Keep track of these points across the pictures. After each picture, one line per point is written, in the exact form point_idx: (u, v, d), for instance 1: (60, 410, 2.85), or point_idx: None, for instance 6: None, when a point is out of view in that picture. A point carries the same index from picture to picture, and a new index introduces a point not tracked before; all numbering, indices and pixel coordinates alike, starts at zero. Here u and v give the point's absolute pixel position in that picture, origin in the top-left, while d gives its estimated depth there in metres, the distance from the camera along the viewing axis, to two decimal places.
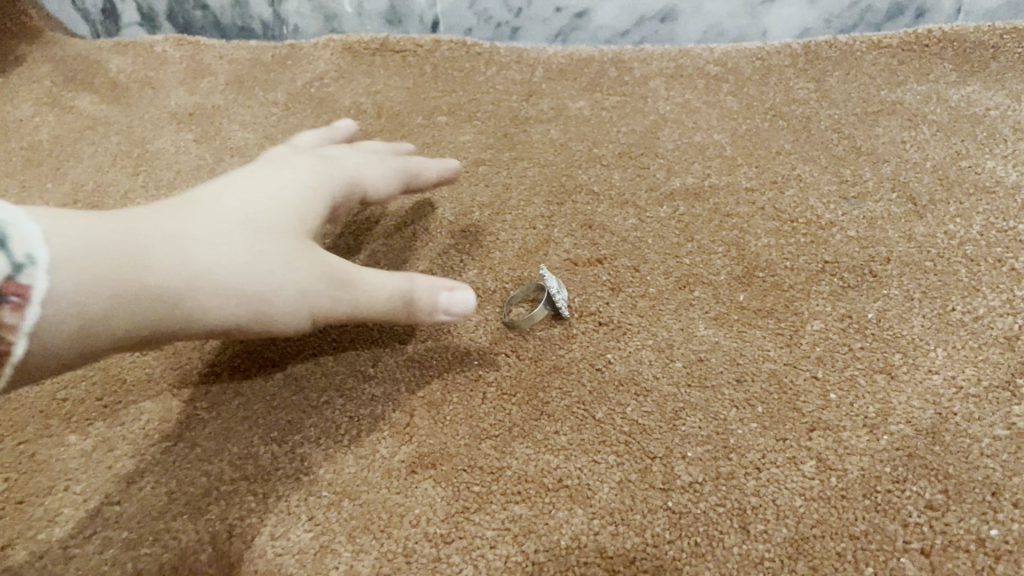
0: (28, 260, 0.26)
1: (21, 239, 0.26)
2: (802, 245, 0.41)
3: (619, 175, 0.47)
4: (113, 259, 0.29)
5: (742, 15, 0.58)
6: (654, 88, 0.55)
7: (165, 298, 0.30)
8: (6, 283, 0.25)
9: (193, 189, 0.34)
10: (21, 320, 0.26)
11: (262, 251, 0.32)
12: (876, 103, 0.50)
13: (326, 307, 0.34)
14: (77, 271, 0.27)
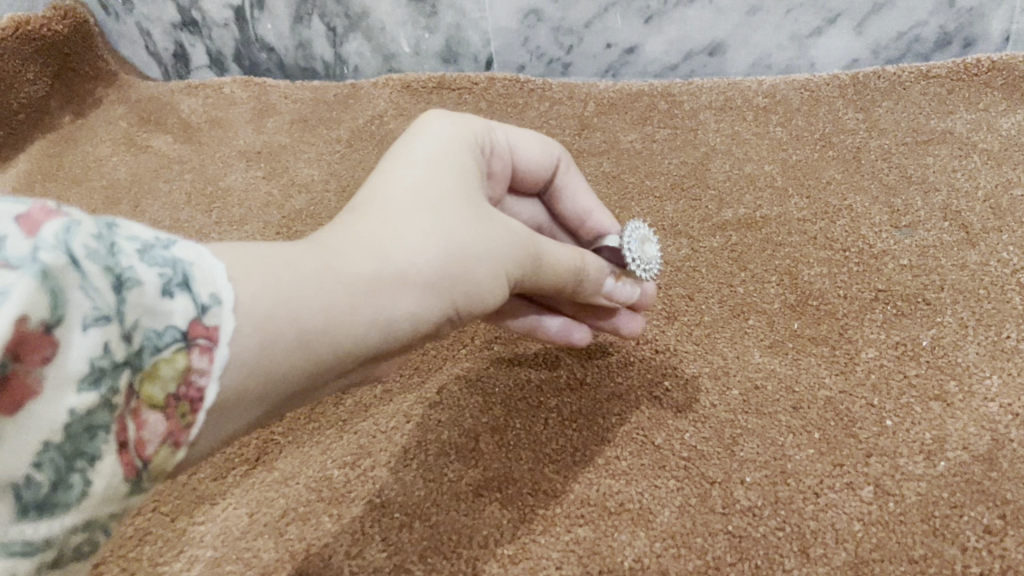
0: (220, 302, 0.23)
1: (208, 278, 0.23)
2: (854, 274, 0.42)
3: (671, 207, 0.49)
4: (317, 268, 0.25)
5: (790, 48, 0.59)
6: (704, 120, 0.56)
7: (386, 298, 0.27)
8: (191, 326, 0.22)
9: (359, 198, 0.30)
10: (214, 368, 0.22)
11: (471, 219, 0.30)
12: (926, 133, 0.51)
13: (530, 272, 0.32)
14: (302, 286, 0.25)
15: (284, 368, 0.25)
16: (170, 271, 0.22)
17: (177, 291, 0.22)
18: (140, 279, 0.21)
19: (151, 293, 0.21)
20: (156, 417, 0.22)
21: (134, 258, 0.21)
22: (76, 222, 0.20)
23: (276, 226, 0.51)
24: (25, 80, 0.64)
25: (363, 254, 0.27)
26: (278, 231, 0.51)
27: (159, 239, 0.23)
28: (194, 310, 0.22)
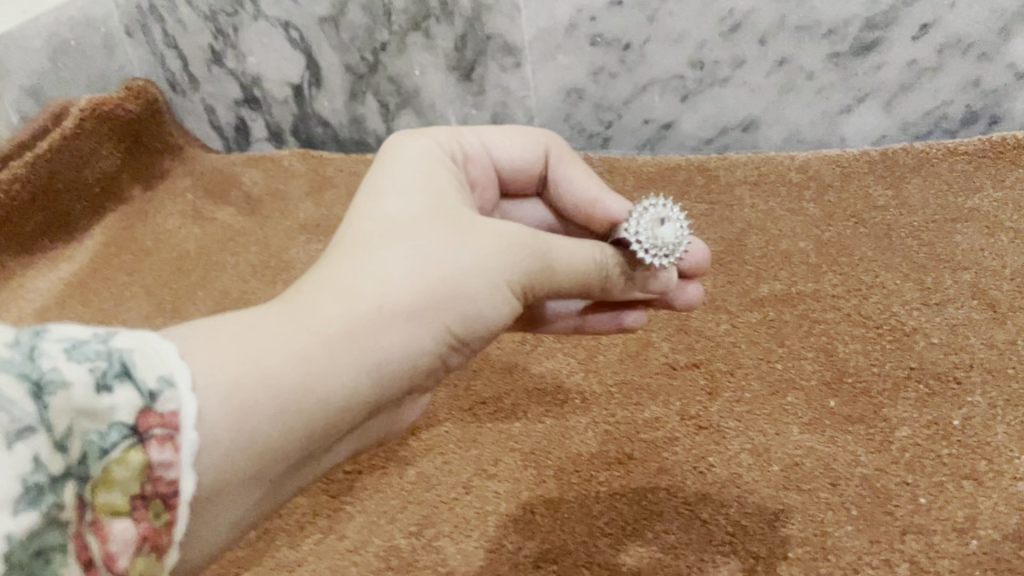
0: (167, 384, 0.25)
1: (152, 363, 0.26)
2: (888, 351, 0.44)
3: (711, 282, 0.52)
4: (292, 324, 0.28)
5: (822, 124, 0.62)
6: (739, 195, 0.59)
7: (378, 337, 0.29)
8: (137, 420, 0.25)
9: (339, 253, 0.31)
10: (178, 456, 0.25)
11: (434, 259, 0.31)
12: (954, 210, 0.54)
13: (532, 276, 0.34)
14: (280, 345, 0.28)
15: (295, 417, 0.28)
16: (106, 362, 0.25)
17: (113, 382, 0.25)
18: (66, 380, 0.24)
19: (85, 389, 0.24)
20: (126, 522, 0.25)
21: (61, 360, 0.24)
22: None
23: None
24: (100, 156, 0.67)
25: (338, 303, 0.29)
26: None
27: (99, 334, 0.26)
28: (139, 399, 0.25)
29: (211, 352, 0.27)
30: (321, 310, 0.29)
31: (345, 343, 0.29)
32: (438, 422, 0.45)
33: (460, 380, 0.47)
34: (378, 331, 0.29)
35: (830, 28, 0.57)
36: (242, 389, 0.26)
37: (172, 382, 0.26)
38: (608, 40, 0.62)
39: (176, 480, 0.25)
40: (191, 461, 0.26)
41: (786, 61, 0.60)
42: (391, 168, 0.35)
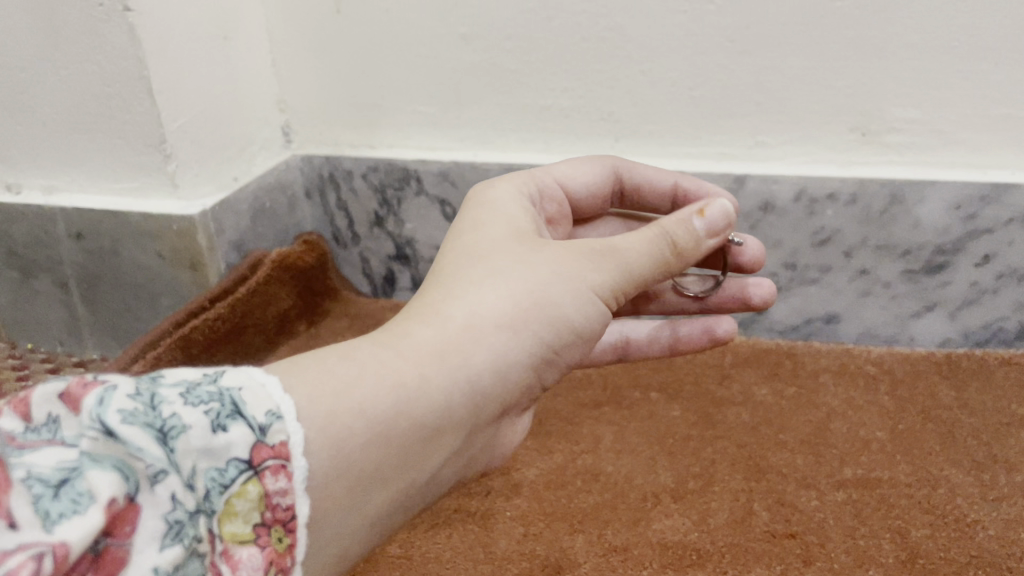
0: (271, 420, 0.37)
1: (253, 403, 0.37)
2: (953, 538, 0.54)
3: (801, 460, 0.62)
4: (382, 350, 0.42)
5: (895, 323, 0.73)
6: (822, 382, 0.70)
7: (459, 349, 0.44)
8: (257, 451, 0.36)
9: (421, 302, 0.47)
10: (291, 482, 0.37)
11: (487, 294, 0.46)
12: (1008, 415, 0.64)
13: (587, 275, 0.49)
14: (394, 354, 0.42)
15: (405, 404, 0.41)
16: (218, 406, 0.36)
17: (225, 422, 0.36)
18: (186, 426, 0.34)
19: (204, 430, 0.35)
20: (252, 550, 0.35)
21: (182, 408, 0.35)
22: (113, 389, 0.33)
23: None
24: (278, 298, 0.81)
25: (428, 327, 0.44)
26: None
27: (208, 379, 0.37)
28: (252, 434, 0.36)
29: (313, 371, 0.40)
30: (406, 341, 0.43)
31: (430, 355, 0.43)
32: (579, 564, 0.54)
33: (594, 528, 0.57)
34: (452, 349, 0.44)
35: (906, 250, 0.70)
36: (342, 402, 0.39)
37: (278, 415, 0.37)
38: None
39: (292, 504, 0.37)
40: (300, 482, 0.37)
41: (866, 271, 0.72)
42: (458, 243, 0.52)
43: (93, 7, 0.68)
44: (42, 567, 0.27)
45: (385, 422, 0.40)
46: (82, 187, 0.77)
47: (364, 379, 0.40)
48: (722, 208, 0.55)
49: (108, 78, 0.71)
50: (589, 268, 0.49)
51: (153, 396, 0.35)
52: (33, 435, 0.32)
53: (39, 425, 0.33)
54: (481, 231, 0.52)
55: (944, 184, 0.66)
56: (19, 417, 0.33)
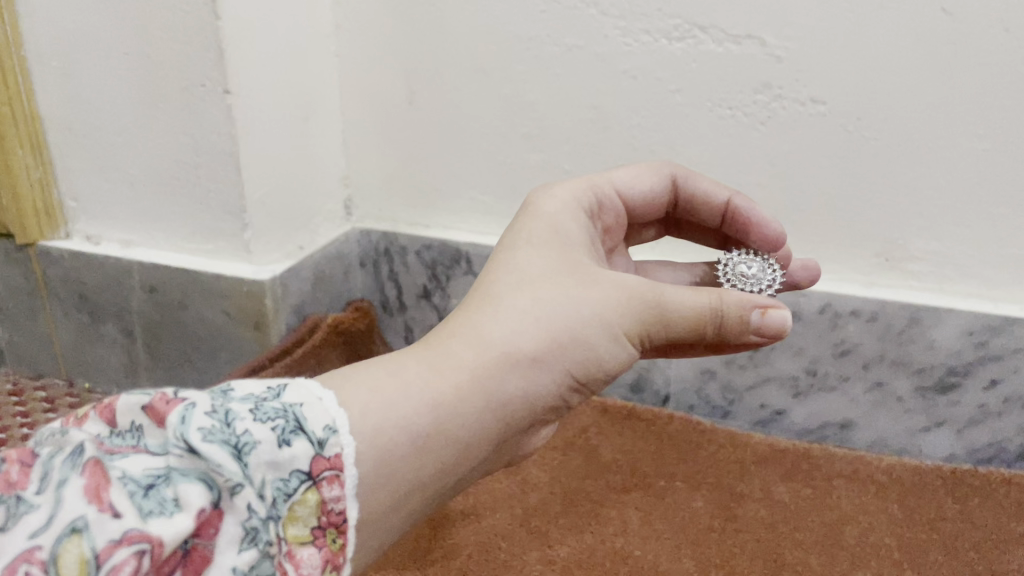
0: (328, 434, 0.43)
1: (313, 419, 0.43)
2: None
3: (815, 559, 0.67)
4: (426, 370, 0.47)
5: (905, 435, 0.79)
6: (836, 485, 0.75)
7: (495, 377, 0.48)
8: (313, 464, 0.42)
9: (471, 316, 0.51)
10: (343, 488, 0.42)
11: (528, 325, 0.50)
12: (1008, 533, 0.69)
13: (624, 318, 0.51)
14: (437, 375, 0.47)
15: (444, 424, 0.46)
16: (283, 423, 0.42)
17: (289, 436, 0.41)
18: (256, 441, 0.40)
19: (271, 445, 0.41)
20: (311, 550, 0.41)
21: (252, 424, 0.41)
22: (192, 408, 0.40)
23: (520, 521, 0.71)
24: (329, 362, 0.87)
25: (471, 349, 0.49)
26: (522, 526, 0.71)
27: (274, 397, 0.43)
28: (312, 448, 0.42)
29: (364, 388, 0.45)
30: (448, 361, 0.48)
31: (469, 380, 0.48)
32: None
33: None
34: (486, 375, 0.48)
35: (920, 368, 0.75)
36: (387, 420, 0.45)
37: (334, 430, 0.43)
38: None
39: (344, 509, 0.42)
40: (353, 488, 0.43)
41: (882, 384, 0.77)
42: (510, 251, 0.55)
43: (196, 88, 0.75)
44: (141, 563, 0.35)
45: (424, 438, 0.45)
46: (159, 245, 0.83)
47: (407, 398, 0.46)
48: (783, 321, 0.53)
49: (200, 149, 0.77)
50: (626, 313, 0.51)
51: (228, 413, 0.41)
52: (120, 441, 0.40)
53: (124, 431, 0.41)
54: (535, 249, 0.55)
55: (959, 313, 0.73)
56: (104, 422, 0.42)
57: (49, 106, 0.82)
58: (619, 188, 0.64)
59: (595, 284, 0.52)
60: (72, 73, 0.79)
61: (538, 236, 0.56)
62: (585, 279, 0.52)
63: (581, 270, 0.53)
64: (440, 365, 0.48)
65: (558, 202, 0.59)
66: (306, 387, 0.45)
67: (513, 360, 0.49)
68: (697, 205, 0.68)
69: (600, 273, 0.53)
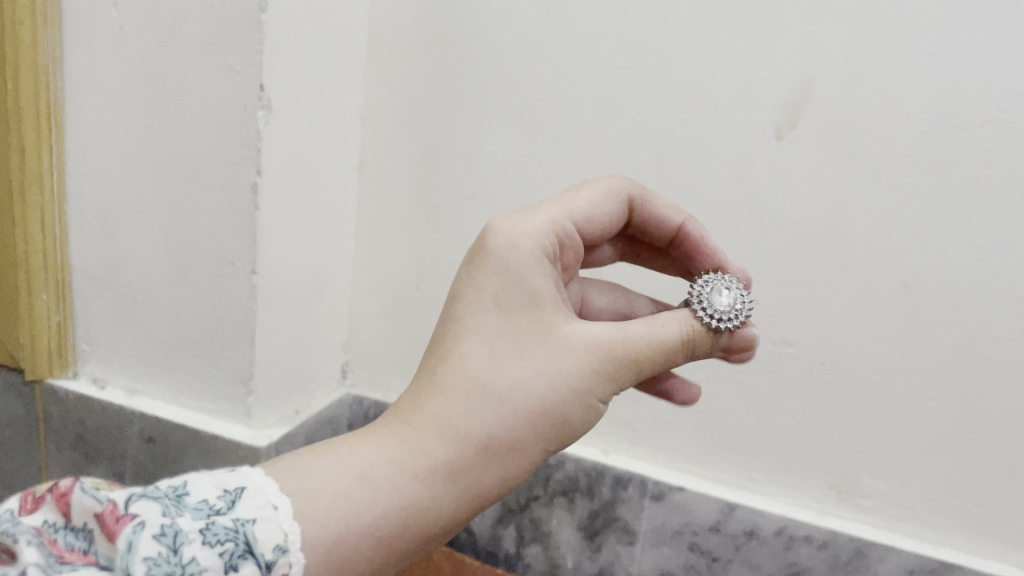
0: (278, 555, 0.46)
1: (263, 540, 0.45)
2: None
3: None
4: (394, 469, 0.51)
5: None
6: None
7: (468, 470, 0.53)
8: None
9: (440, 401, 0.54)
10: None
11: (492, 415, 0.53)
12: None
13: (593, 389, 0.55)
14: (399, 475, 0.51)
15: (415, 518, 0.51)
16: (232, 547, 0.44)
17: (237, 562, 0.44)
18: (202, 568, 0.42)
19: (217, 572, 0.43)
20: None
21: (199, 551, 0.43)
22: (142, 530, 0.42)
23: None
24: None
25: (438, 445, 0.52)
26: None
27: (225, 517, 0.45)
28: (259, 573, 0.44)
29: (324, 490, 0.50)
30: (416, 454, 0.52)
31: (440, 479, 0.52)
32: None
33: None
34: (464, 463, 0.52)
35: None
36: (351, 528, 0.49)
37: (283, 550, 0.46)
38: (702, 548, 0.86)
39: None
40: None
41: None
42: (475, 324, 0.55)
43: (223, 264, 0.81)
44: None
45: (393, 534, 0.50)
46: (162, 396, 0.89)
47: (379, 496, 0.50)
48: (749, 337, 0.60)
49: (217, 318, 0.83)
50: (595, 380, 0.55)
51: (177, 535, 0.43)
52: (73, 539, 0.44)
53: (77, 528, 0.44)
54: (497, 314, 0.55)
55: (902, 552, 0.79)
56: (60, 513, 0.45)
57: (80, 262, 0.89)
58: (577, 219, 0.62)
59: (561, 359, 0.54)
60: (110, 235, 0.86)
61: (502, 301, 0.56)
62: (553, 350, 0.55)
63: (545, 335, 0.55)
64: (412, 462, 0.52)
65: (516, 251, 0.57)
66: (260, 491, 0.48)
67: (489, 449, 0.53)
68: (649, 225, 0.68)
69: (565, 334, 0.55)
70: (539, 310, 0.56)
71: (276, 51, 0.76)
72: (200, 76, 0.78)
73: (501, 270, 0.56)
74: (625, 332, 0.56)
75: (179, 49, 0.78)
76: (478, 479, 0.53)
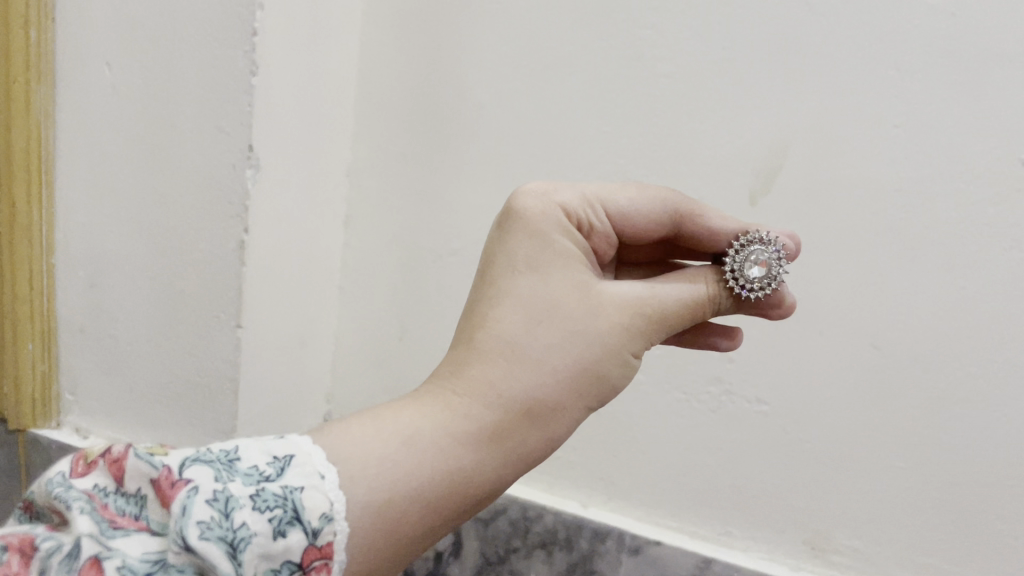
0: (323, 523, 0.43)
1: (311, 507, 0.43)
2: None
3: None
4: (434, 432, 0.48)
5: None
6: None
7: (507, 432, 0.50)
8: (305, 553, 0.42)
9: (476, 367, 0.51)
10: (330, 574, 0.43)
11: (531, 376, 0.51)
12: None
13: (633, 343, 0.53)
14: (437, 439, 0.48)
15: (457, 481, 0.48)
16: (280, 512, 0.42)
17: (284, 527, 0.42)
18: (252, 534, 0.41)
19: (266, 536, 0.41)
20: None
21: (248, 517, 0.42)
22: (195, 495, 0.42)
23: None
24: None
25: (476, 408, 0.50)
26: None
27: (274, 482, 0.44)
28: (306, 538, 0.42)
29: (359, 455, 0.46)
30: (455, 416, 0.49)
31: (480, 441, 0.49)
32: None
33: None
34: (506, 424, 0.50)
35: None
36: (395, 491, 0.46)
37: (329, 518, 0.43)
38: None
39: None
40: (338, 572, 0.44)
41: None
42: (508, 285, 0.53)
43: (210, 319, 0.83)
44: None
45: (434, 497, 0.47)
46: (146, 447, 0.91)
47: (422, 460, 0.47)
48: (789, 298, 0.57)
49: (204, 371, 0.85)
50: (632, 336, 0.53)
51: (229, 500, 0.42)
52: (123, 504, 0.44)
53: (130, 492, 0.44)
54: (534, 279, 0.53)
55: None
56: (113, 476, 0.45)
57: (66, 314, 0.92)
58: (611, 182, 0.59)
59: (596, 318, 0.52)
60: (97, 289, 0.89)
61: (535, 264, 0.53)
62: (588, 308, 0.52)
63: (581, 294, 0.53)
64: (454, 426, 0.49)
65: (546, 215, 0.54)
66: (307, 459, 0.45)
67: (530, 412, 0.51)
68: None
69: (599, 292, 0.53)
70: (574, 268, 0.53)
71: (267, 115, 0.79)
72: (192, 137, 0.80)
73: (535, 234, 0.54)
74: (657, 289, 0.54)
75: (170, 113, 0.81)
76: (518, 443, 0.51)
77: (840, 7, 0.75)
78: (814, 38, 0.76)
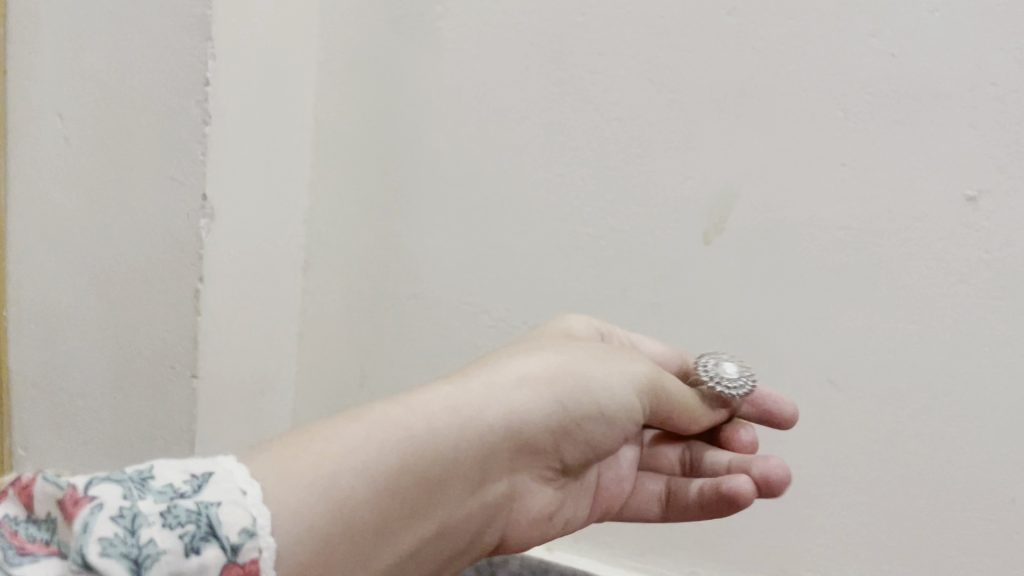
0: (243, 539, 0.39)
1: (228, 522, 0.39)
2: None
3: None
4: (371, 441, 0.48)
5: None
6: None
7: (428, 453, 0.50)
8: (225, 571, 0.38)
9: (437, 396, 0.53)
10: None
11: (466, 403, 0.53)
12: None
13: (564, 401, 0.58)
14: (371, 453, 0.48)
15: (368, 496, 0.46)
16: (194, 529, 0.38)
17: (199, 544, 0.38)
18: (162, 550, 0.37)
19: (177, 554, 0.37)
20: None
21: (161, 534, 0.38)
22: (99, 511, 0.37)
23: None
24: None
25: (415, 425, 0.50)
26: None
27: (188, 497, 0.40)
28: (223, 555, 0.38)
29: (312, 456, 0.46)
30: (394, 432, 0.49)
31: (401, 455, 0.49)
32: None
33: None
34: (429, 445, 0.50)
35: None
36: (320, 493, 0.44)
37: (250, 533, 0.40)
38: None
39: None
40: None
41: None
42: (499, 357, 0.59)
43: (164, 369, 0.81)
44: None
45: (347, 510, 0.45)
46: None
47: (352, 465, 0.47)
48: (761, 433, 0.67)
49: (159, 423, 0.83)
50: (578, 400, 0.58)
51: (136, 516, 0.38)
52: (33, 531, 0.38)
53: (41, 519, 0.39)
54: (536, 357, 0.58)
55: None
56: (21, 504, 0.39)
57: (19, 366, 0.90)
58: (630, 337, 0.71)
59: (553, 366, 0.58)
60: (50, 340, 0.87)
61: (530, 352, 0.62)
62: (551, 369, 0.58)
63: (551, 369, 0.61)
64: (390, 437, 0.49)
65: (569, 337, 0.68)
66: (226, 476, 0.42)
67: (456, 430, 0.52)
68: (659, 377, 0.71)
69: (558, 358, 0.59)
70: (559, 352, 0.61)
71: (219, 163, 0.77)
72: (143, 186, 0.79)
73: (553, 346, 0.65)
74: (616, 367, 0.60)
75: (121, 160, 0.80)
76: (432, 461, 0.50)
77: (786, 49, 0.76)
78: (761, 82, 0.77)
